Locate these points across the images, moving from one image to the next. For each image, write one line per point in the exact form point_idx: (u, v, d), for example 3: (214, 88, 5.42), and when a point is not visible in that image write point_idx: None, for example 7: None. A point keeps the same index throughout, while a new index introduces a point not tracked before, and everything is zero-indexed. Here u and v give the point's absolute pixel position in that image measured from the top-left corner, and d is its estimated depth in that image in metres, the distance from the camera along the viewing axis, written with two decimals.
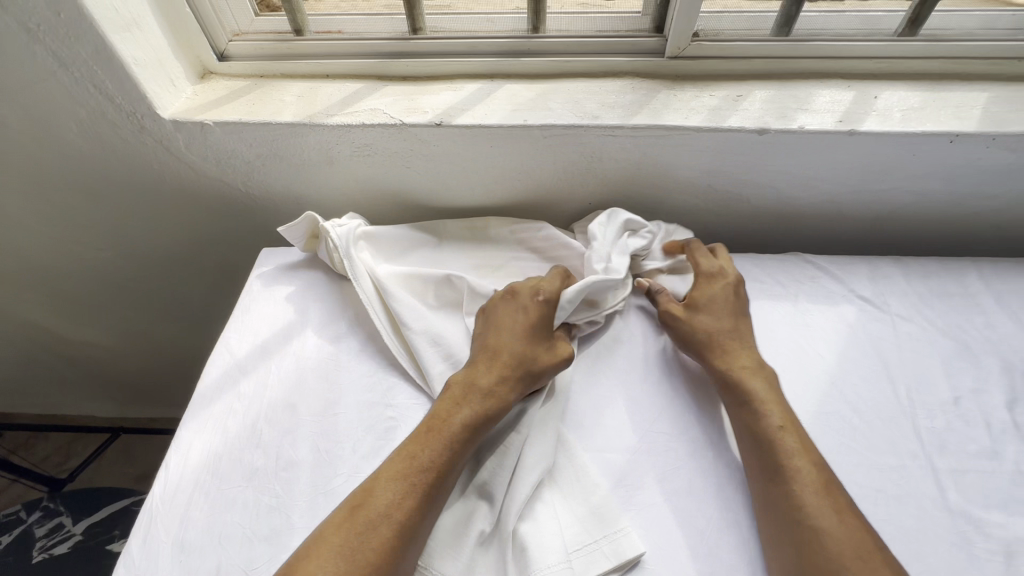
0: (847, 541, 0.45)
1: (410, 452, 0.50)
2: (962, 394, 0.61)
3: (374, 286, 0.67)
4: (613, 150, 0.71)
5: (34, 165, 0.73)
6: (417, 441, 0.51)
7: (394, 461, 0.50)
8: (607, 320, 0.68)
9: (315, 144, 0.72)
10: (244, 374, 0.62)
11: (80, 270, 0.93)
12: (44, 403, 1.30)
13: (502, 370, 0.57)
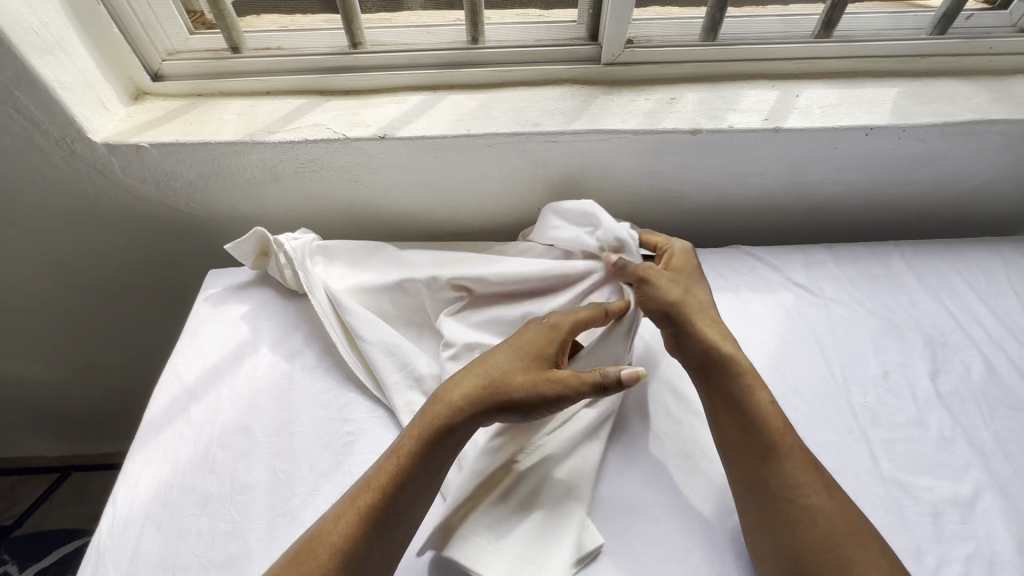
0: (834, 517, 0.48)
1: (367, 481, 0.49)
2: (890, 369, 0.65)
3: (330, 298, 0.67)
4: (556, 156, 0.72)
5: None
6: (379, 465, 0.50)
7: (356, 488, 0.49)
8: None
9: (257, 161, 0.72)
10: (194, 399, 0.61)
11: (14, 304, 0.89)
12: None
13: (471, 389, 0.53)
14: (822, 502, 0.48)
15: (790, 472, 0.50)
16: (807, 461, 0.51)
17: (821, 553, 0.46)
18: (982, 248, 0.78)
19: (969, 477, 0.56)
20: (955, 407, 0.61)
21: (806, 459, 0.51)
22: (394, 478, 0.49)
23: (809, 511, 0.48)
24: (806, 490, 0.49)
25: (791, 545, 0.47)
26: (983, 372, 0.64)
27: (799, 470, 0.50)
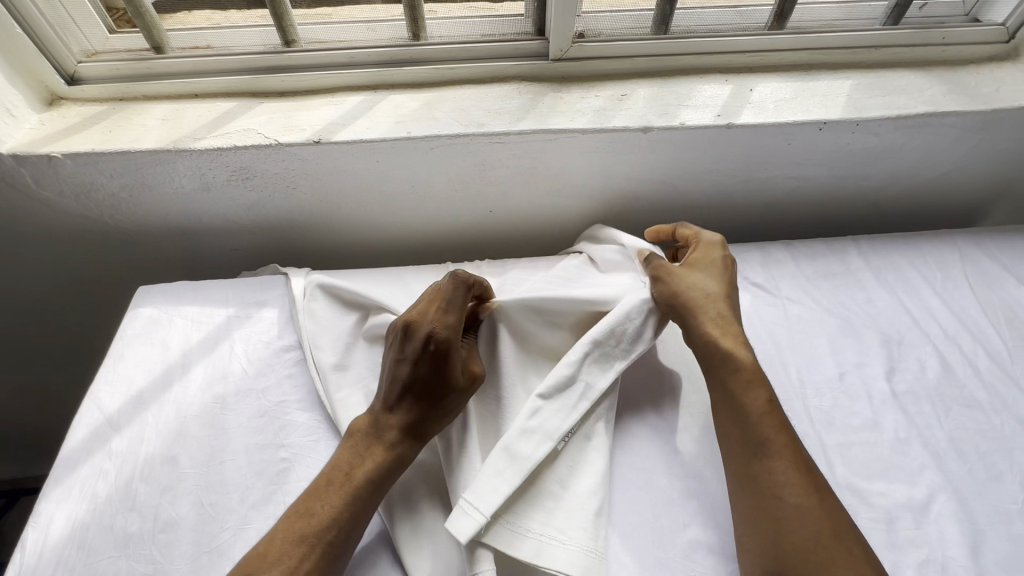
0: (822, 519, 0.45)
1: (308, 507, 0.46)
2: (846, 369, 0.64)
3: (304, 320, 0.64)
4: (504, 157, 0.69)
5: None
6: (317, 495, 0.47)
7: (293, 516, 0.46)
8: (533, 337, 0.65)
9: (184, 170, 0.67)
10: (116, 430, 0.57)
11: None
12: None
13: (403, 420, 0.50)
14: (810, 503, 0.46)
15: (782, 471, 0.47)
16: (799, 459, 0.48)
17: (811, 558, 0.44)
18: (939, 242, 0.77)
19: (923, 479, 0.55)
20: (910, 407, 0.60)
21: (797, 454, 0.48)
22: (340, 512, 0.46)
23: (796, 509, 0.45)
24: (796, 491, 0.46)
25: (779, 547, 0.45)
26: (938, 370, 0.64)
27: (790, 468, 0.48)
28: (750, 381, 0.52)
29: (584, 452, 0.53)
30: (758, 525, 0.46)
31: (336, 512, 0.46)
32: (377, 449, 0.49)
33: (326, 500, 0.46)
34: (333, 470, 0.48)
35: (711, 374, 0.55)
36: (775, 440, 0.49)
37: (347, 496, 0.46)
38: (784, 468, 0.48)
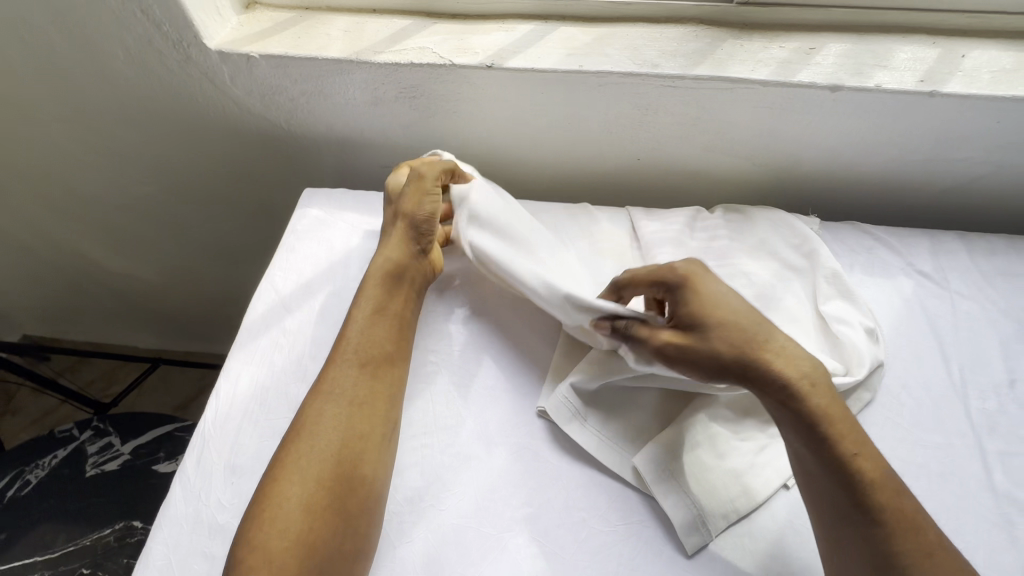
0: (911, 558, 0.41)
1: (318, 389, 0.51)
2: (1018, 377, 0.58)
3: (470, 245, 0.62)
4: (670, 103, 0.67)
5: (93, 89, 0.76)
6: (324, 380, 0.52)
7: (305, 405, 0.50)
8: None
9: (359, 83, 0.70)
10: (289, 312, 0.63)
11: (135, 197, 0.99)
12: (104, 327, 1.43)
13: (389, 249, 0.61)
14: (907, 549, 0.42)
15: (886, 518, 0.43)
16: (827, 438, 0.45)
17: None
18: None
19: None
20: None
21: (812, 423, 0.45)
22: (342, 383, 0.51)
23: (843, 487, 0.44)
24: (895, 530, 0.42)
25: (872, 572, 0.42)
26: None
27: (815, 444, 0.45)
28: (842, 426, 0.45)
29: (732, 413, 0.54)
30: (826, 508, 0.45)
31: (300, 452, 0.47)
32: (344, 375, 0.52)
33: (295, 430, 0.49)
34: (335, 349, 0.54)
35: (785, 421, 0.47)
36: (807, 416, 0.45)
37: (341, 372, 0.52)
38: (812, 446, 0.45)
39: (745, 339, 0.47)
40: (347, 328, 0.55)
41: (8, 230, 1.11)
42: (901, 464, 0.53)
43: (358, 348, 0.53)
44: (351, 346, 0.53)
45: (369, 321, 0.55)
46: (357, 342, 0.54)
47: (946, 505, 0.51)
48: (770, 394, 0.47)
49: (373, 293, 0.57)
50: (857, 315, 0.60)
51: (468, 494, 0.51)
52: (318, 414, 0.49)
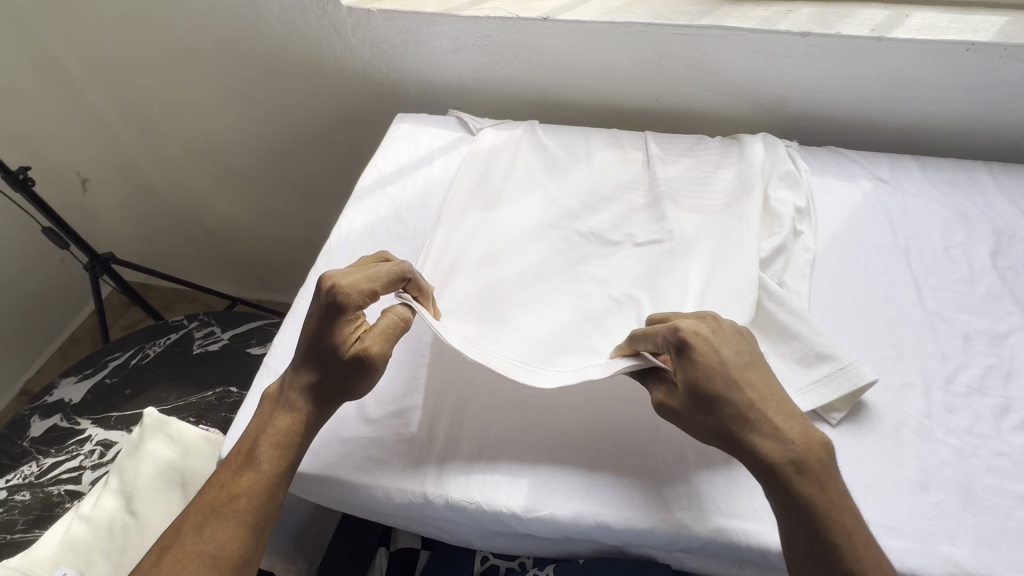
0: None
1: (218, 484, 0.53)
2: (952, 244, 0.75)
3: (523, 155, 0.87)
4: (680, 49, 0.89)
5: (250, 39, 1.04)
6: (226, 473, 0.53)
7: (208, 497, 0.53)
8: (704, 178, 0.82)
9: (447, 32, 0.94)
10: (389, 183, 0.84)
11: (252, 140, 1.25)
12: (194, 273, 1.68)
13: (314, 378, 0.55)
14: None
15: None
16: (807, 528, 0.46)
17: None
18: None
19: (1006, 320, 0.66)
20: (1008, 276, 0.71)
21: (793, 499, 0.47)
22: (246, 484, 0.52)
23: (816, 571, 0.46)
24: None
25: None
26: None
27: (802, 529, 0.46)
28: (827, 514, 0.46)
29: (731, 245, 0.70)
30: None
31: (213, 540, 0.50)
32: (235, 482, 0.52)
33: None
34: (238, 448, 0.54)
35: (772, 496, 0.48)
36: (797, 502, 0.47)
37: (245, 469, 0.53)
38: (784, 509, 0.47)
39: (741, 416, 0.49)
40: (217, 477, 0.53)
41: (145, 171, 1.39)
42: (855, 291, 0.69)
43: (239, 510, 0.51)
44: (220, 497, 0.52)
45: (231, 468, 0.53)
46: (242, 497, 0.52)
47: (887, 315, 0.67)
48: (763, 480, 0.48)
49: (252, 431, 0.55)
50: (792, 198, 0.77)
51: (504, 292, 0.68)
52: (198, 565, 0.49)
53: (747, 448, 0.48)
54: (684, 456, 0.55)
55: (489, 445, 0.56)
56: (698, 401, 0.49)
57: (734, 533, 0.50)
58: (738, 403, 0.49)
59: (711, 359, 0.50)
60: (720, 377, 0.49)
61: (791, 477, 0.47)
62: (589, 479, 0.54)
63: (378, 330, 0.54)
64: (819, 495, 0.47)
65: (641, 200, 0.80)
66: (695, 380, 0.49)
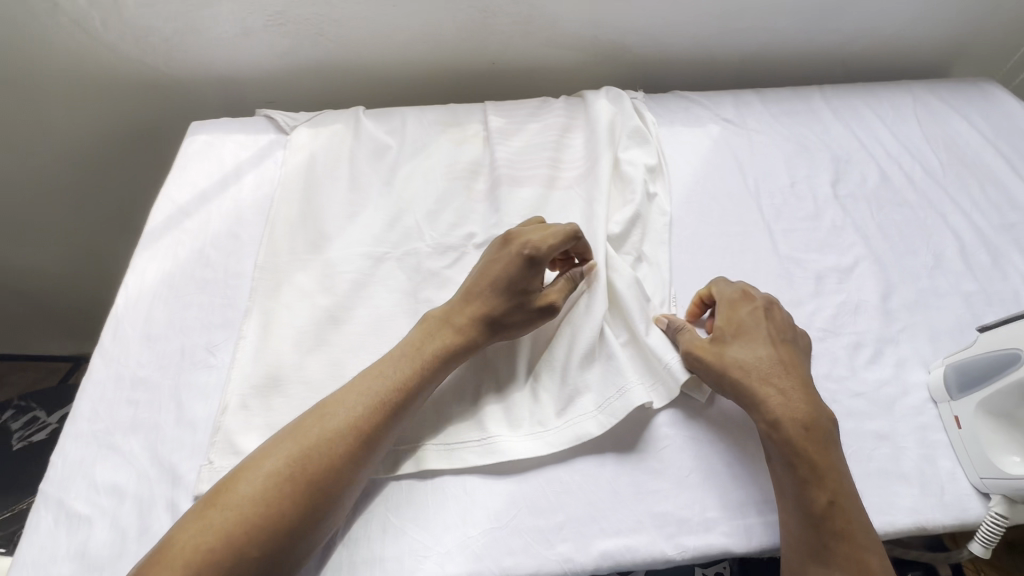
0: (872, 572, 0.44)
1: (377, 371, 0.51)
2: (797, 179, 0.74)
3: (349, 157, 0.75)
4: (502, 4, 0.79)
5: None
6: (385, 364, 0.51)
7: (358, 383, 0.50)
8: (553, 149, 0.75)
9: (228, 14, 0.77)
10: (188, 216, 0.69)
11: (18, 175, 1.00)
12: None
13: (474, 307, 0.54)
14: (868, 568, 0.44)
15: (842, 552, 0.44)
16: (806, 481, 0.46)
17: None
18: (893, 88, 0.87)
19: (851, 252, 0.66)
20: (848, 205, 0.71)
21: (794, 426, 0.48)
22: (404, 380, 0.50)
23: (813, 530, 0.45)
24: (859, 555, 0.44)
25: None
26: (877, 180, 0.74)
27: (800, 484, 0.46)
28: (827, 472, 0.46)
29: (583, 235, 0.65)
30: (796, 548, 0.46)
31: (352, 425, 0.47)
32: (393, 377, 0.50)
33: (292, 451, 0.45)
34: (405, 345, 0.53)
35: (774, 449, 0.48)
36: (785, 453, 0.47)
37: (411, 366, 0.51)
38: (784, 462, 0.47)
39: (749, 366, 0.51)
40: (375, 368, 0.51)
41: None
42: (713, 250, 0.67)
43: (382, 413, 0.48)
44: (373, 385, 0.50)
45: (393, 359, 0.52)
46: (395, 394, 0.49)
47: (745, 269, 0.65)
48: (761, 423, 0.49)
49: (414, 340, 0.53)
50: (643, 157, 0.73)
51: (343, 330, 0.59)
52: (333, 442, 0.46)
53: (751, 402, 0.50)
54: (561, 478, 0.50)
55: (344, 524, 0.48)
56: (727, 347, 0.53)
57: (619, 553, 0.47)
58: (747, 359, 0.52)
59: (772, 318, 0.55)
60: (751, 331, 0.54)
61: (795, 433, 0.48)
62: (458, 533, 0.48)
63: (564, 278, 0.57)
64: (818, 454, 0.47)
65: (486, 188, 0.72)
66: (735, 326, 0.54)
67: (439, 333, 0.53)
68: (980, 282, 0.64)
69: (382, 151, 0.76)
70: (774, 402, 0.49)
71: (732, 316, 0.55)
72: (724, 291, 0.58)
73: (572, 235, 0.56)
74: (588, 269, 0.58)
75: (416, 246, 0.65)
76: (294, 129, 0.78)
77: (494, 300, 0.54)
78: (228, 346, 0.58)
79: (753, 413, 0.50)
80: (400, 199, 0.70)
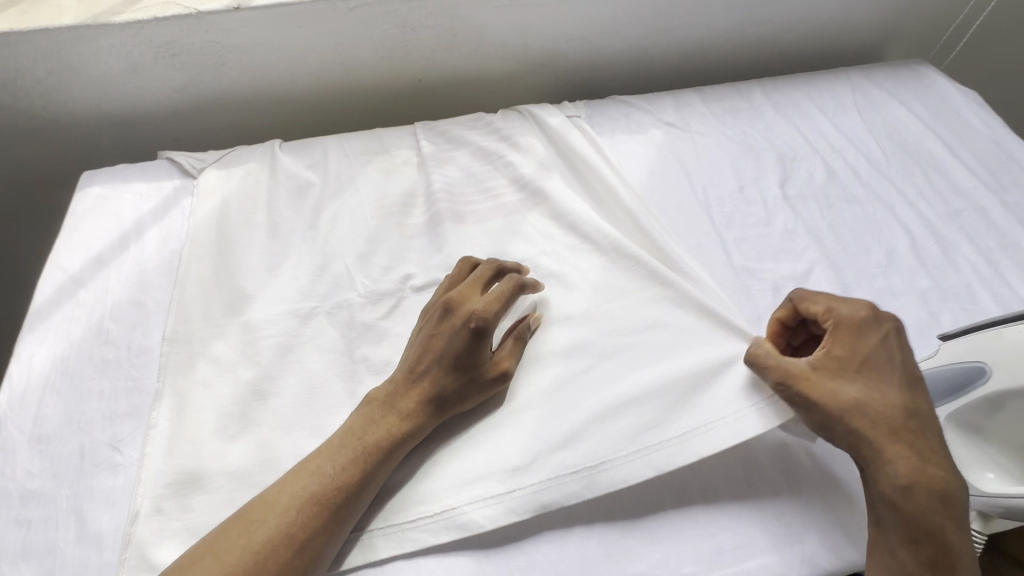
0: None
1: (315, 465, 0.45)
2: (745, 182, 0.72)
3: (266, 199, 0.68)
4: (421, 17, 0.73)
5: None
6: (326, 455, 0.46)
7: (293, 480, 0.45)
8: (490, 172, 0.70)
9: (109, 48, 0.68)
10: (81, 286, 0.61)
11: None
12: None
13: (421, 388, 0.49)
14: None
15: None
16: (933, 560, 0.41)
17: None
18: (831, 77, 0.85)
19: (806, 257, 0.64)
20: (798, 206, 0.69)
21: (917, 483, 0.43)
22: (346, 476, 0.45)
23: None
24: None
25: None
26: (824, 177, 0.72)
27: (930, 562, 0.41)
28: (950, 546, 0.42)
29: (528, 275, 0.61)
30: None
31: (281, 535, 0.42)
32: (335, 473, 0.45)
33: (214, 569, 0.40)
34: (348, 431, 0.47)
35: (897, 516, 0.42)
36: (918, 523, 0.42)
37: (354, 459, 0.45)
38: (907, 534, 0.42)
39: (881, 416, 0.45)
40: (313, 461, 0.46)
41: None
42: None
43: (318, 519, 0.43)
44: (311, 483, 0.44)
45: (334, 447, 0.46)
46: (335, 495, 0.44)
47: None
48: (883, 485, 0.43)
49: (362, 424, 0.48)
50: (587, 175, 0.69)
51: (270, 404, 0.53)
52: (257, 561, 0.41)
53: (873, 459, 0.44)
54: (524, 549, 0.46)
55: None
56: (841, 389, 0.46)
57: None
58: (878, 408, 0.45)
59: (887, 348, 0.48)
60: (882, 367, 0.47)
61: (925, 500, 0.42)
62: None
63: (512, 337, 0.53)
64: (946, 522, 0.42)
65: (421, 221, 0.66)
66: (867, 357, 0.47)
67: (387, 416, 0.48)
68: (934, 277, 0.63)
69: (303, 189, 0.69)
70: (901, 459, 0.43)
71: (855, 346, 0.48)
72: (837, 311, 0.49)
73: (518, 290, 0.53)
74: (535, 323, 0.55)
75: (348, 297, 0.59)
76: (202, 171, 0.70)
77: (444, 378, 0.49)
78: (137, 439, 0.51)
79: (873, 472, 0.44)
80: (326, 243, 0.64)
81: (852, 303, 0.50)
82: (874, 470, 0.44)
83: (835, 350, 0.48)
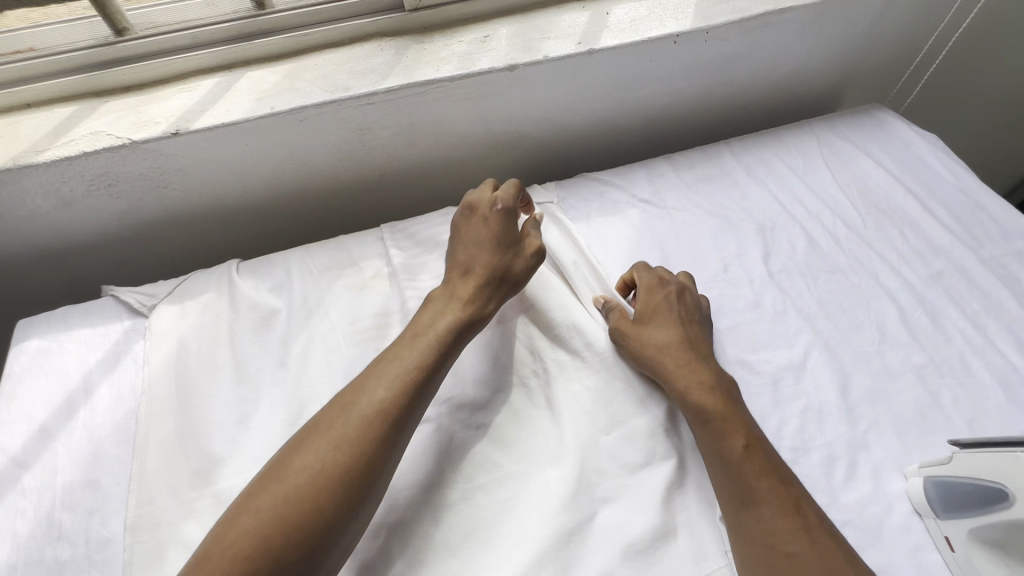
0: None
1: (383, 367, 0.52)
2: (729, 261, 0.70)
3: (229, 334, 0.63)
4: (378, 118, 0.69)
5: None
6: (394, 351, 0.53)
7: (371, 372, 0.52)
8: None
9: (35, 187, 0.62)
10: (24, 468, 0.54)
11: None
12: None
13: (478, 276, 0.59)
14: None
15: None
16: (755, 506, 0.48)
17: None
18: (797, 131, 0.85)
19: (800, 342, 0.63)
20: (784, 283, 0.68)
21: (714, 428, 0.52)
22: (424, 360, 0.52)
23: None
24: None
25: None
26: (805, 246, 0.71)
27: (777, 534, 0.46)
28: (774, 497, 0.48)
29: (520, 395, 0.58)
30: None
31: (375, 410, 0.48)
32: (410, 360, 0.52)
33: (322, 449, 0.46)
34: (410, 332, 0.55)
35: (701, 435, 0.52)
36: (714, 428, 0.52)
37: (424, 346, 0.53)
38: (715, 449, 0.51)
39: (660, 347, 0.57)
40: (390, 355, 0.53)
41: None
42: None
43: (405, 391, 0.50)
44: (389, 374, 0.51)
45: (400, 345, 0.54)
46: (416, 374, 0.51)
47: None
48: (683, 403, 0.54)
49: (423, 319, 0.56)
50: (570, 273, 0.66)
51: None
52: (360, 435, 0.47)
53: (666, 376, 0.55)
54: None
55: None
56: (646, 330, 0.59)
57: None
58: (664, 346, 0.57)
59: (677, 310, 0.61)
60: (657, 318, 0.60)
61: (715, 414, 0.52)
62: None
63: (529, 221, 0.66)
64: (737, 427, 0.51)
65: None
66: (649, 309, 0.61)
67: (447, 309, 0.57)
68: (928, 352, 0.62)
69: (268, 319, 0.64)
70: (694, 385, 0.54)
71: (651, 297, 0.62)
72: (641, 276, 0.64)
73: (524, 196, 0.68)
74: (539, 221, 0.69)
75: None
76: (156, 307, 0.64)
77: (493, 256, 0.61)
78: None
79: (669, 383, 0.55)
80: (299, 383, 0.59)
81: (647, 271, 0.64)
82: (679, 395, 0.54)
83: (638, 305, 0.62)
